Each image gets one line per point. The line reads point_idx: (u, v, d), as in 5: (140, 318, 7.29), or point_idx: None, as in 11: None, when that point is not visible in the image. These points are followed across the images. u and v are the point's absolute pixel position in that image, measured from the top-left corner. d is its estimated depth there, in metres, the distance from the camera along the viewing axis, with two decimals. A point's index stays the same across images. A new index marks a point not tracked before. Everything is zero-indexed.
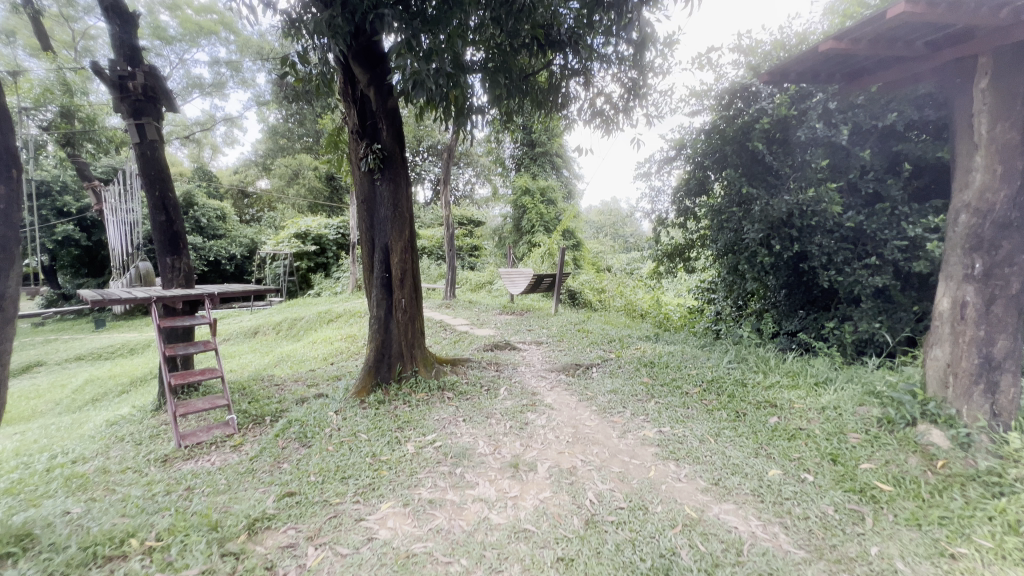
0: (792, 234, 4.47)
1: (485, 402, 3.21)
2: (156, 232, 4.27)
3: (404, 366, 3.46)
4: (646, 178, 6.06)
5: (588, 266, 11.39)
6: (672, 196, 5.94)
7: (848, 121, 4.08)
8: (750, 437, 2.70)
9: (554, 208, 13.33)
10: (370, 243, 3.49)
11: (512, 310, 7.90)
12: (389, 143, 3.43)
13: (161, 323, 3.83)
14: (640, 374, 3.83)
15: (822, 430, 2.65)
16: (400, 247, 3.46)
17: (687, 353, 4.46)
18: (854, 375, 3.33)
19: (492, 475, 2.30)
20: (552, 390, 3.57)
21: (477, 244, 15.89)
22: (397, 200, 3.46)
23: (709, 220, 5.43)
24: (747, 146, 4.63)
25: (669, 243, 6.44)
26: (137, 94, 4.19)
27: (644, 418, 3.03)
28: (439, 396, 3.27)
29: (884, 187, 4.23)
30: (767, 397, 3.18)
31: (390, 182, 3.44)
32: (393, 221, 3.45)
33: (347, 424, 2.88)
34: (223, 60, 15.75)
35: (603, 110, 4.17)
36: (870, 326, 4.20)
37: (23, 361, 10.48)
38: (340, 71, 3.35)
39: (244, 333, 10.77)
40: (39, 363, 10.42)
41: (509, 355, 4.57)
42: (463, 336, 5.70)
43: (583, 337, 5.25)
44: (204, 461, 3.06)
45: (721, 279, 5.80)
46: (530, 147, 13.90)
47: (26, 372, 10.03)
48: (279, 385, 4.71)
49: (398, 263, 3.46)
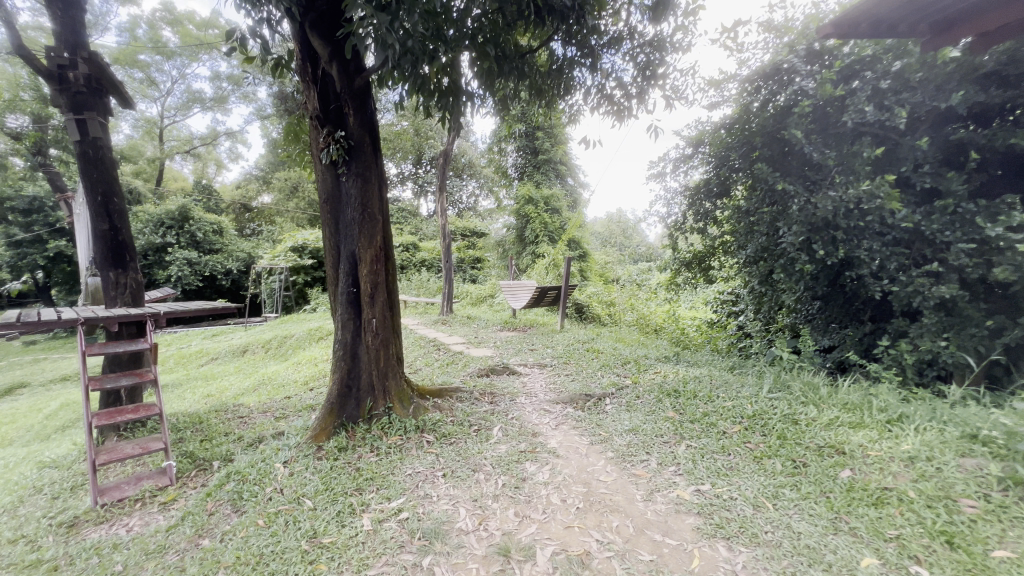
0: (837, 236, 3.80)
1: (473, 449, 2.56)
2: (97, 243, 3.68)
3: (375, 402, 2.82)
4: (660, 179, 5.45)
5: (595, 278, 10.76)
6: (689, 199, 5.33)
7: (905, 103, 3.45)
8: (821, 501, 2.03)
9: (559, 217, 12.79)
10: (337, 252, 2.90)
11: (515, 325, 7.30)
12: (357, 133, 2.85)
13: (88, 350, 3.19)
14: (663, 408, 3.18)
15: (918, 492, 1.98)
16: (370, 256, 2.83)
17: (718, 379, 3.78)
18: (935, 411, 2.64)
19: (473, 569, 1.64)
20: (557, 429, 2.92)
21: (480, 256, 15.33)
22: (366, 199, 2.85)
23: (734, 224, 4.80)
24: (781, 136, 3.98)
25: (686, 251, 5.81)
26: (78, 86, 3.67)
27: (675, 471, 2.37)
28: (416, 441, 2.62)
29: (944, 181, 3.58)
30: (830, 440, 2.49)
31: (357, 177, 2.84)
32: (361, 224, 2.84)
33: (292, 483, 2.24)
34: (224, 74, 15.66)
35: (615, 98, 3.60)
36: (934, 346, 3.53)
37: (5, 382, 9.98)
38: (300, 48, 2.81)
39: (232, 351, 10.21)
40: (22, 385, 9.83)
41: (506, 382, 3.92)
42: (457, 358, 5.07)
43: (593, 358, 4.57)
44: (121, 527, 2.43)
45: (747, 290, 5.15)
46: (533, 154, 13.39)
47: (6, 395, 9.41)
48: (242, 418, 4.09)
49: (367, 275, 2.83)
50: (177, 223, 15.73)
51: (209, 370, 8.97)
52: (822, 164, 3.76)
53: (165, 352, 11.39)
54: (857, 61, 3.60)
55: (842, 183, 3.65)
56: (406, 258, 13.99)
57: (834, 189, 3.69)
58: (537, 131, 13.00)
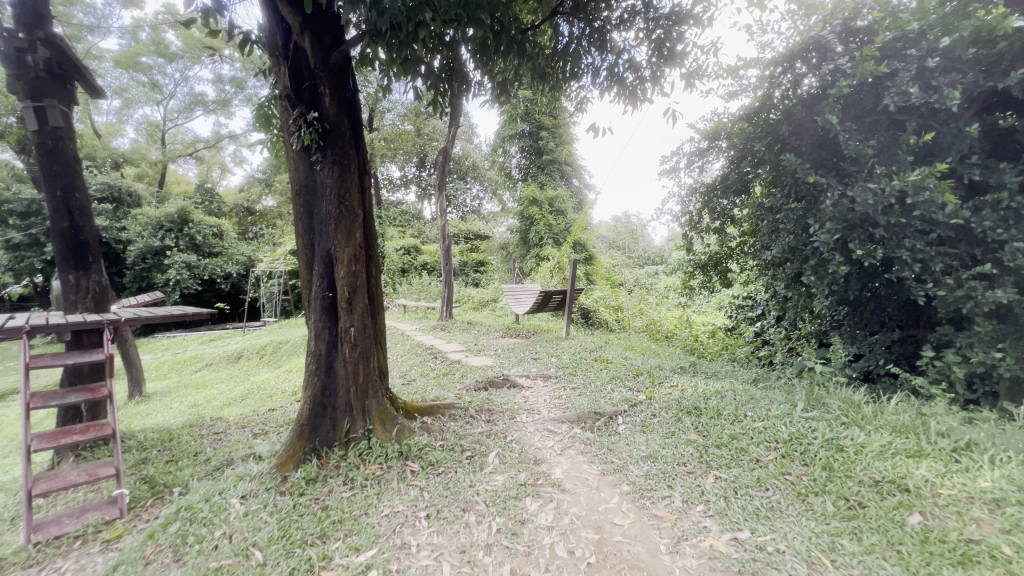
0: (877, 235, 3.39)
1: (464, 481, 2.18)
2: (56, 241, 3.35)
3: (353, 424, 2.45)
4: (673, 175, 5.08)
5: (602, 281, 10.38)
6: (705, 196, 4.95)
7: (956, 83, 3.05)
8: (893, 556, 1.64)
9: (564, 219, 12.42)
10: (311, 251, 2.53)
11: (518, 331, 6.93)
12: (333, 114, 2.48)
13: (33, 361, 2.80)
14: (684, 429, 2.78)
15: (1017, 549, 1.58)
16: (348, 255, 2.46)
17: (742, 394, 3.38)
18: (1011, 439, 2.24)
19: None
20: (562, 454, 2.54)
21: (483, 260, 14.98)
22: (344, 189, 2.48)
23: (756, 222, 4.41)
24: (813, 123, 3.58)
25: (701, 252, 5.40)
26: (37, 70, 3.33)
27: (704, 511, 1.97)
28: (399, 470, 2.25)
29: (996, 173, 3.18)
30: (889, 474, 2.09)
31: (333, 164, 2.47)
32: (337, 218, 2.47)
33: (244, 527, 1.86)
34: (226, 77, 15.49)
35: (628, 82, 3.24)
36: (987, 357, 3.12)
37: None
38: (268, 17, 2.46)
39: (227, 356, 9.89)
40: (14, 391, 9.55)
41: (507, 396, 3.53)
42: (453, 368, 4.68)
43: (602, 370, 4.17)
44: (50, 573, 2.05)
45: (768, 295, 4.75)
46: (538, 155, 13.06)
47: None
48: (217, 435, 3.73)
49: (345, 277, 2.46)
50: (177, 226, 15.49)
51: (201, 377, 8.64)
52: (859, 155, 3.36)
53: (160, 358, 11.09)
54: (900, 39, 3.20)
55: (884, 174, 3.25)
56: (407, 261, 13.67)
57: (874, 182, 3.28)
58: (541, 131, 12.68)
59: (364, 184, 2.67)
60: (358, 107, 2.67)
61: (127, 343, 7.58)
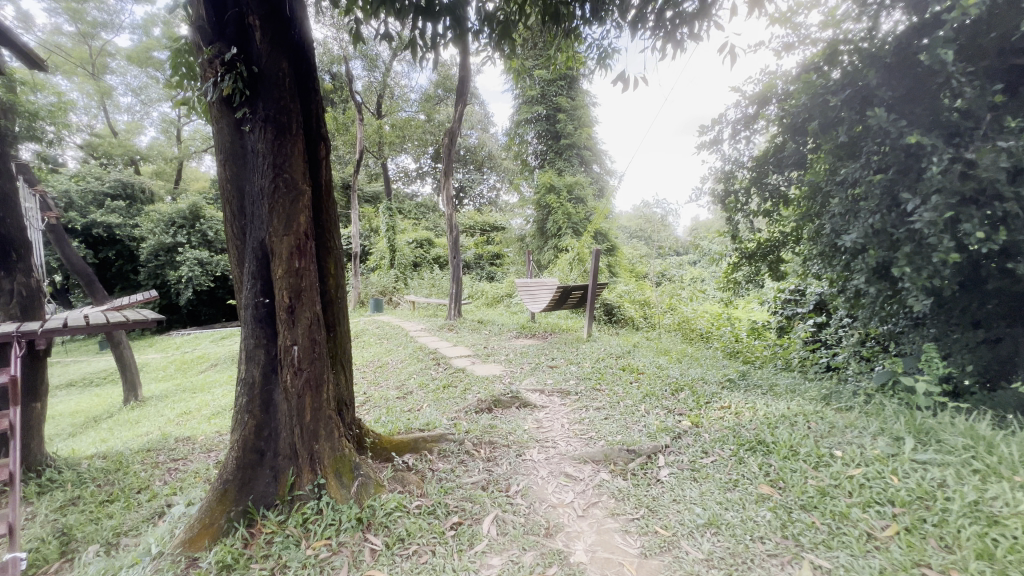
0: (1002, 210, 2.55)
1: (443, 568, 1.52)
2: None
3: (298, 477, 1.81)
4: (716, 149, 4.35)
5: (625, 274, 9.62)
6: (753, 172, 4.16)
7: None
8: None
9: (584, 206, 11.62)
10: (242, 242, 1.88)
11: (533, 331, 6.27)
12: (267, 54, 1.81)
13: None
14: (751, 478, 2.05)
15: None
16: (289, 247, 1.80)
17: (817, 421, 2.62)
18: None
19: None
20: (586, 518, 1.85)
21: (499, 252, 14.32)
22: (282, 158, 1.81)
23: (818, 201, 3.59)
24: (915, 67, 2.75)
25: (748, 240, 4.59)
26: None
27: None
28: (353, 550, 1.59)
29: None
30: None
31: (266, 123, 1.80)
32: (273, 197, 1.80)
33: None
34: None
35: (668, 16, 2.47)
36: None
37: None
38: None
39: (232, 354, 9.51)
40: None
41: (515, 421, 2.85)
42: (455, 380, 4.01)
43: (632, 383, 3.44)
44: None
45: (832, 291, 3.93)
46: (555, 140, 12.25)
47: None
48: (173, 464, 3.14)
49: (285, 277, 1.80)
50: (189, 222, 15.12)
51: (202, 379, 8.22)
52: (978, 106, 2.54)
53: (169, 356, 10.80)
54: None
55: (1019, 127, 2.42)
56: (419, 255, 13.11)
57: (1003, 140, 2.46)
58: (559, 113, 11.90)
59: (316, 153, 2.00)
60: (308, 47, 1.99)
61: (122, 344, 7.28)
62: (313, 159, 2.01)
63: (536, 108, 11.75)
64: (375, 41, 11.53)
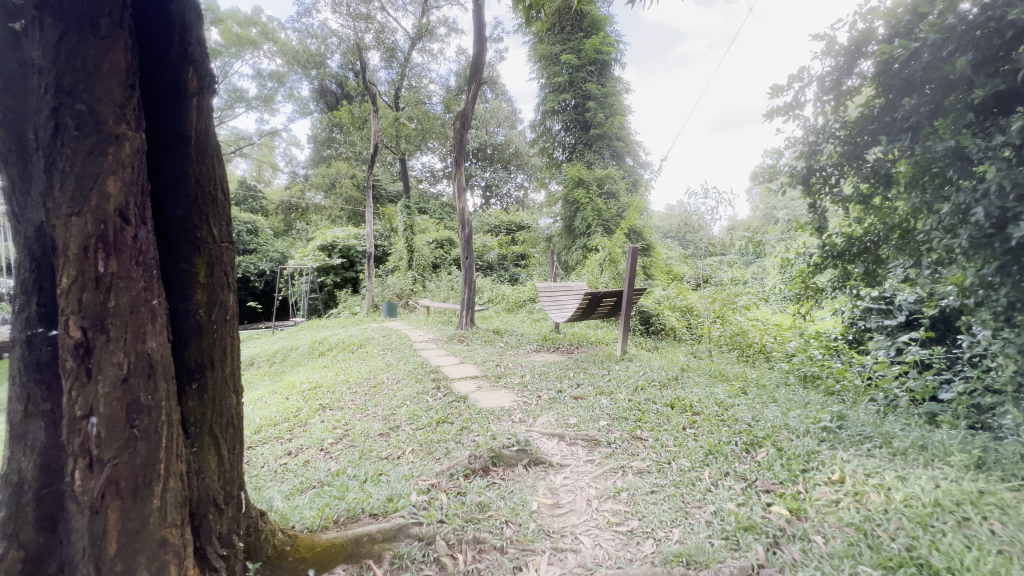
0: None
1: None
2: None
3: None
4: (793, 115, 3.35)
5: (663, 278, 8.67)
6: (847, 144, 3.13)
7: None
8: None
9: (616, 202, 10.63)
10: (19, 229, 1.08)
11: (557, 343, 5.39)
12: None
13: None
14: None
15: None
16: (81, 234, 0.98)
17: (1004, 518, 1.61)
18: None
19: None
20: None
21: (524, 253, 13.46)
22: (71, 76, 1.00)
23: (955, 177, 2.55)
24: None
25: (836, 235, 3.54)
26: None
27: None
28: None
29: None
30: None
31: (43, 12, 1.00)
32: (54, 146, 0.99)
33: None
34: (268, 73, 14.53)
35: None
36: None
37: None
38: None
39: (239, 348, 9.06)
40: None
41: (520, 493, 1.97)
42: (453, 413, 3.16)
43: (686, 432, 2.49)
44: None
45: (963, 301, 2.87)
46: (585, 130, 11.30)
47: None
48: None
49: (72, 290, 0.99)
50: None
51: None
52: None
53: None
54: None
55: None
56: (439, 256, 12.41)
57: None
58: (588, 101, 10.91)
59: (174, 88, 1.23)
60: None
61: None
62: (170, 94, 1.23)
63: (564, 95, 10.78)
64: (393, 28, 10.93)
